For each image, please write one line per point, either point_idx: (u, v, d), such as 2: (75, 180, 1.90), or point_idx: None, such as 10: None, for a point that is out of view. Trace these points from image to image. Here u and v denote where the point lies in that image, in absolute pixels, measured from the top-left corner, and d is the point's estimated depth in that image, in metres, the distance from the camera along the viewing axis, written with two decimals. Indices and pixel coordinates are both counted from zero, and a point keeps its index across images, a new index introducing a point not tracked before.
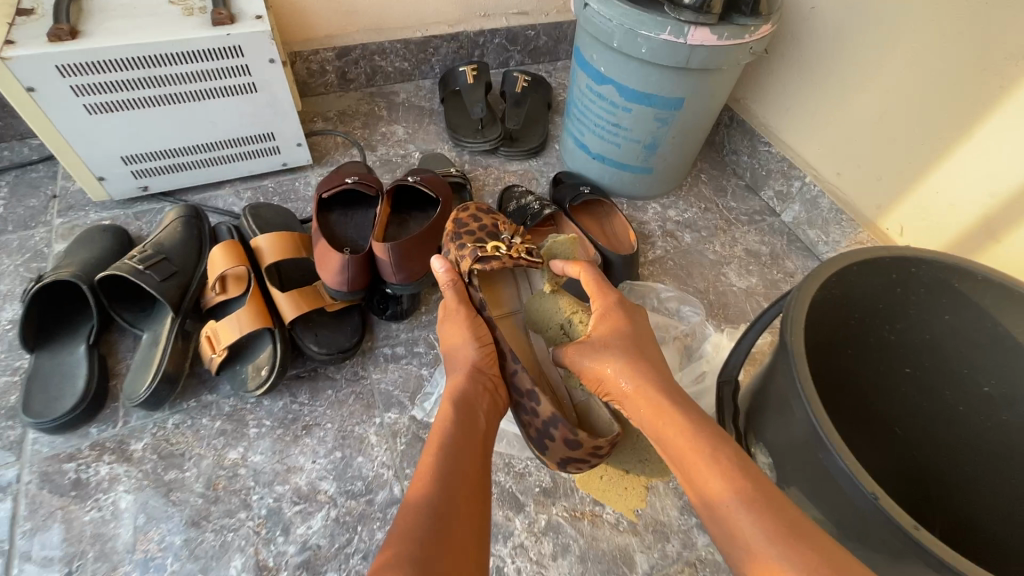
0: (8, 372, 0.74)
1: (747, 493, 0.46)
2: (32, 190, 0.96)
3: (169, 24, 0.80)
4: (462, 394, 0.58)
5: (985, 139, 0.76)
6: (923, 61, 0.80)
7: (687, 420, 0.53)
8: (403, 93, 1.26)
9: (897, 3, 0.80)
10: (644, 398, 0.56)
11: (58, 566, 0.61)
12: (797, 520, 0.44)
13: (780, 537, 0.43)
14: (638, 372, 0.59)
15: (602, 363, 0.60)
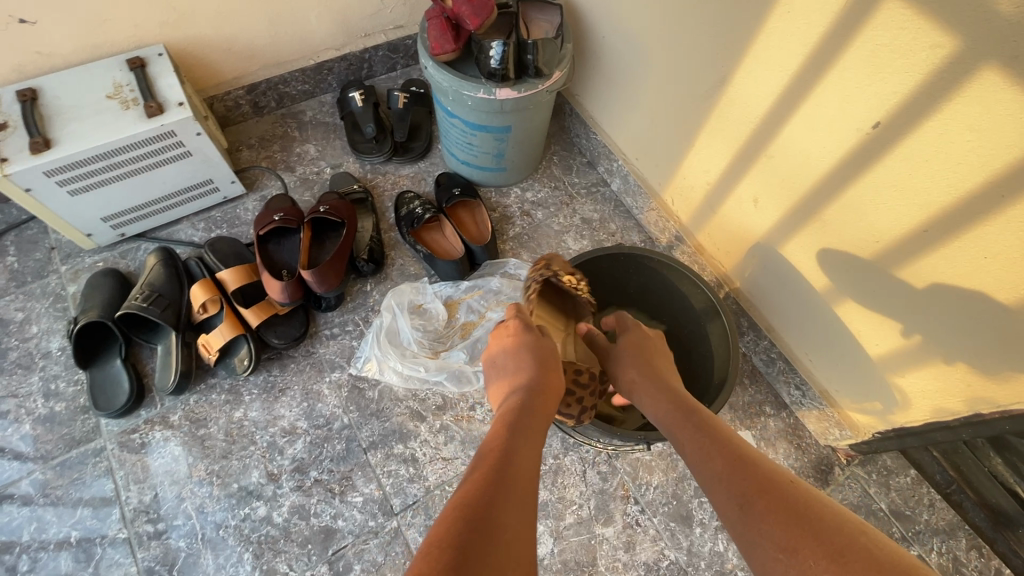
0: (72, 383, 1.11)
1: (711, 449, 0.66)
2: (33, 245, 1.25)
3: (114, 121, 1.07)
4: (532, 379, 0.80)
5: (698, 147, 1.13)
6: (663, 90, 1.14)
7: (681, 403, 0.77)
8: (309, 110, 1.52)
9: (643, 46, 1.12)
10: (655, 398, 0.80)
11: (149, 491, 1.04)
12: (748, 464, 0.62)
13: (733, 476, 0.61)
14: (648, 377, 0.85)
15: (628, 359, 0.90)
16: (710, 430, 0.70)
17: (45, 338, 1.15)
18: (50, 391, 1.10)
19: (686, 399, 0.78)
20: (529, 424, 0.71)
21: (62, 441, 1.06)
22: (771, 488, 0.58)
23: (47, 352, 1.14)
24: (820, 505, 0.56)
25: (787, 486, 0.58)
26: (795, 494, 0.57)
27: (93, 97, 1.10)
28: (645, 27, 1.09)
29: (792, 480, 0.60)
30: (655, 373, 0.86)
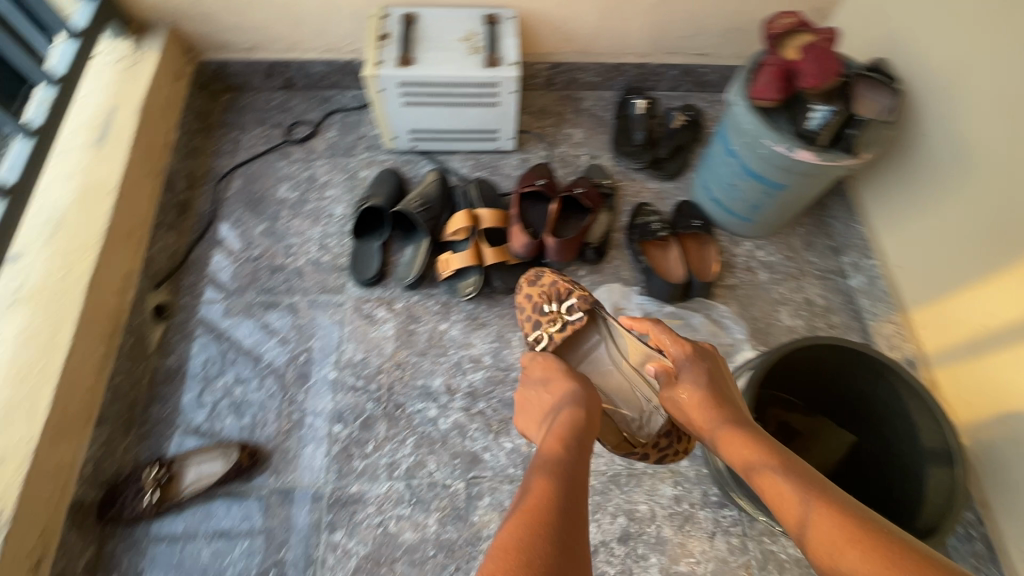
0: (339, 244, 1.37)
1: (821, 512, 0.64)
2: (350, 129, 1.55)
3: (459, 61, 1.28)
4: (581, 425, 0.85)
5: (990, 287, 1.03)
6: (980, 216, 1.05)
7: (754, 445, 0.76)
8: (588, 100, 1.64)
9: (978, 164, 1.05)
10: (718, 431, 0.82)
11: (359, 351, 1.24)
12: (847, 516, 0.63)
13: (858, 548, 0.60)
14: (693, 394, 0.87)
15: (689, 400, 0.87)
16: (789, 470, 0.71)
17: (334, 203, 1.43)
18: (323, 243, 1.37)
19: (740, 427, 0.80)
20: (581, 461, 0.79)
21: (317, 283, 1.32)
22: (882, 546, 0.59)
23: (332, 213, 1.42)
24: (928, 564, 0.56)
25: (879, 542, 0.59)
26: (904, 554, 0.58)
27: (451, 37, 1.32)
28: (995, 145, 1.01)
29: (869, 528, 0.61)
30: (704, 401, 0.86)
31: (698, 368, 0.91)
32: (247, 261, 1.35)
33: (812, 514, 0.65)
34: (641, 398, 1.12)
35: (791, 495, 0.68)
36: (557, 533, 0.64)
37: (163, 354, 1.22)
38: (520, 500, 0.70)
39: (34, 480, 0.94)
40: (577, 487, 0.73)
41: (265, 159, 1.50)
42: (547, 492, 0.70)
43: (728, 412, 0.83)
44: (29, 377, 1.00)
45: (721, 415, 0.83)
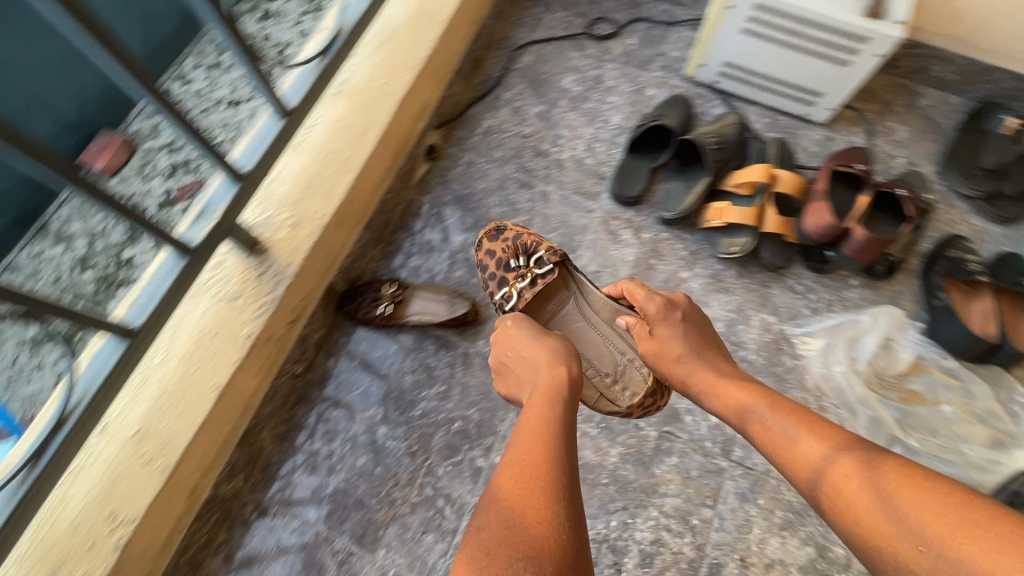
0: (606, 153, 1.31)
1: (816, 438, 0.69)
2: (652, 43, 1.44)
3: (836, 1, 1.09)
4: (552, 389, 0.84)
5: None
6: None
7: (764, 407, 0.76)
8: (929, 97, 1.37)
9: None
10: (722, 394, 0.82)
11: (594, 263, 1.20)
12: (843, 456, 0.65)
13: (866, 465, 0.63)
14: (663, 341, 0.90)
15: (672, 331, 0.91)
16: (791, 421, 0.73)
17: (613, 110, 1.36)
18: (590, 146, 1.32)
19: (743, 389, 0.81)
20: (561, 409, 0.81)
21: (573, 182, 1.28)
22: (874, 480, 0.61)
23: (608, 120, 1.35)
24: (920, 487, 0.58)
25: (894, 468, 0.61)
26: (892, 477, 0.60)
27: None
28: None
29: (870, 474, 0.62)
30: (681, 361, 0.88)
31: (673, 324, 0.92)
32: (515, 135, 1.33)
33: (827, 462, 0.66)
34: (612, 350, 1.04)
35: (805, 456, 0.69)
36: (550, 507, 0.67)
37: (420, 191, 1.26)
38: (499, 475, 0.72)
39: (314, 252, 1.02)
40: (564, 451, 0.75)
41: (560, 44, 1.45)
42: (530, 456, 0.72)
43: (720, 369, 0.86)
44: (335, 162, 1.06)
45: (709, 376, 0.85)
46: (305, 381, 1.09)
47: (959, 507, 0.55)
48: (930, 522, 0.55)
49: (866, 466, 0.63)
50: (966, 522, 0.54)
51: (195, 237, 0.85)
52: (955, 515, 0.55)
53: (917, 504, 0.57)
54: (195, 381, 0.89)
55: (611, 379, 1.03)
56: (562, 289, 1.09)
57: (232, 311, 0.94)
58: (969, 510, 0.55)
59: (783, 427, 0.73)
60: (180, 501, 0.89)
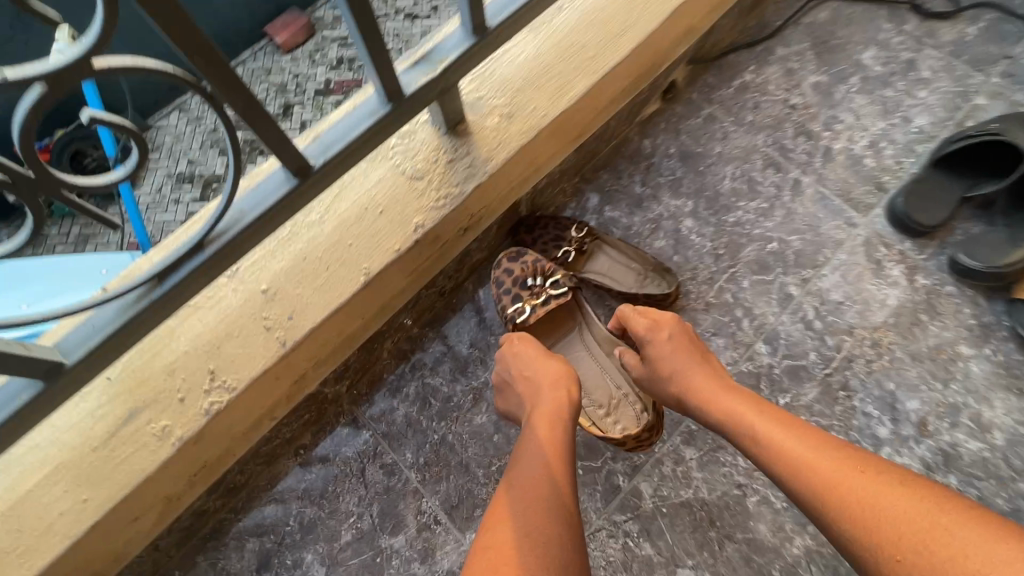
0: (894, 159, 0.98)
1: (803, 439, 0.57)
2: (1000, 39, 1.06)
3: None
4: (548, 420, 0.68)
5: None
6: None
7: (751, 407, 0.64)
8: None
9: None
10: (704, 395, 0.69)
11: (841, 290, 0.89)
12: (836, 458, 0.54)
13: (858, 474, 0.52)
14: (662, 351, 0.76)
15: (671, 341, 0.76)
16: (770, 419, 0.61)
17: (920, 109, 1.01)
18: (874, 144, 0.99)
19: (723, 387, 0.68)
20: (557, 428, 0.67)
21: (840, 180, 0.96)
22: (872, 483, 0.51)
23: (908, 119, 1.01)
24: (915, 490, 0.50)
25: (887, 470, 0.52)
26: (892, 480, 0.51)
27: None
28: None
29: (863, 476, 0.52)
30: (675, 372, 0.73)
31: (664, 342, 0.76)
32: (778, 101, 1.03)
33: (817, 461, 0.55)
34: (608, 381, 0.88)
35: (785, 452, 0.57)
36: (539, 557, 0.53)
37: (641, 133, 1.01)
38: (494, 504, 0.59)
39: (519, 156, 0.81)
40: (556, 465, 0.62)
41: (870, 8, 1.11)
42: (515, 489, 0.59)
43: (712, 371, 0.72)
44: (577, 58, 0.84)
45: (690, 371, 0.72)
46: (446, 302, 0.89)
47: (966, 518, 0.47)
48: (936, 540, 0.46)
49: (862, 467, 0.53)
50: (971, 533, 0.45)
51: (410, 84, 0.66)
52: (969, 529, 0.46)
53: (913, 513, 0.48)
54: (346, 257, 0.72)
55: (604, 410, 0.86)
56: (566, 316, 0.91)
57: (409, 191, 0.76)
58: (971, 520, 0.46)
59: (761, 424, 0.61)
60: (284, 387, 0.72)
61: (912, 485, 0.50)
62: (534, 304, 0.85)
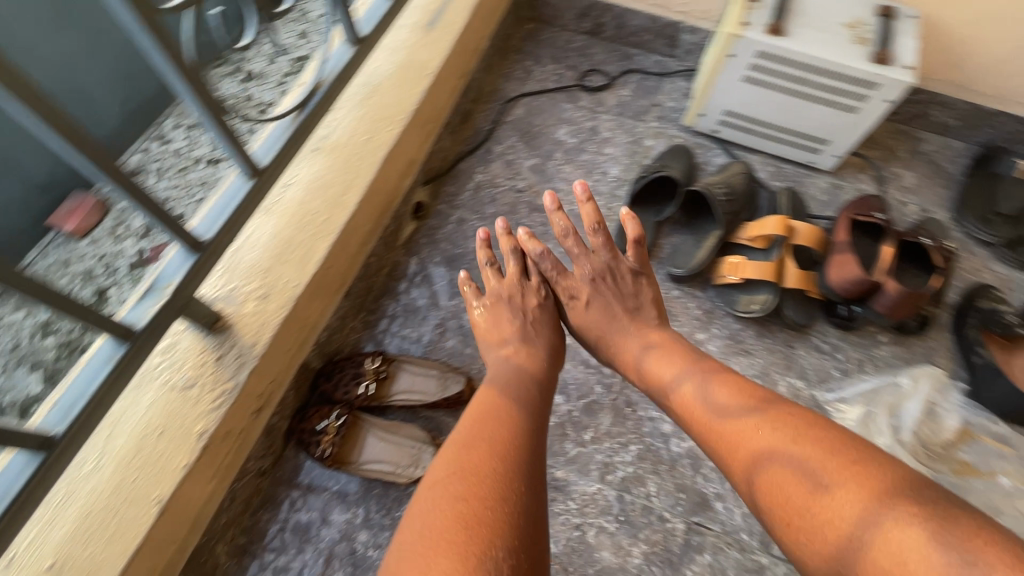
0: (606, 206, 1.23)
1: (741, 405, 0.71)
2: (646, 94, 1.41)
3: (840, 46, 1.07)
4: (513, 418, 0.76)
5: None
6: None
7: (714, 380, 0.77)
8: (929, 144, 1.35)
9: None
10: (672, 384, 0.81)
11: None
12: (757, 421, 0.68)
13: (776, 428, 0.65)
14: (610, 303, 0.94)
15: (608, 283, 0.95)
16: (725, 394, 0.74)
17: (611, 162, 1.29)
18: (589, 200, 1.24)
19: (652, 348, 0.87)
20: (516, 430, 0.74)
21: None
22: (771, 440, 0.65)
23: (606, 172, 1.28)
24: (817, 449, 0.62)
25: (794, 426, 0.66)
26: (793, 435, 0.64)
27: (832, 18, 1.11)
28: None
29: (770, 437, 0.66)
30: (612, 325, 0.93)
31: (608, 286, 0.95)
32: (508, 189, 1.25)
33: (755, 424, 0.68)
34: (406, 446, 0.93)
35: (725, 420, 0.71)
36: (478, 492, 0.63)
37: (407, 253, 1.15)
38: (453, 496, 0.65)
39: (286, 330, 0.88)
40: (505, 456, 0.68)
41: (553, 96, 1.40)
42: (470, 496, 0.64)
43: (663, 357, 0.85)
44: (313, 225, 0.95)
45: (623, 338, 0.91)
46: (271, 479, 0.92)
47: (846, 466, 0.59)
48: (816, 488, 0.59)
49: (770, 423, 0.67)
50: (846, 487, 0.57)
51: (139, 319, 0.71)
52: (847, 485, 0.57)
53: (812, 457, 0.61)
54: (133, 493, 0.73)
55: (415, 469, 0.91)
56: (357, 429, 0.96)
57: (185, 402, 0.79)
58: (854, 473, 0.58)
59: (714, 398, 0.74)
60: None
61: (814, 439, 0.63)
62: (326, 444, 0.91)
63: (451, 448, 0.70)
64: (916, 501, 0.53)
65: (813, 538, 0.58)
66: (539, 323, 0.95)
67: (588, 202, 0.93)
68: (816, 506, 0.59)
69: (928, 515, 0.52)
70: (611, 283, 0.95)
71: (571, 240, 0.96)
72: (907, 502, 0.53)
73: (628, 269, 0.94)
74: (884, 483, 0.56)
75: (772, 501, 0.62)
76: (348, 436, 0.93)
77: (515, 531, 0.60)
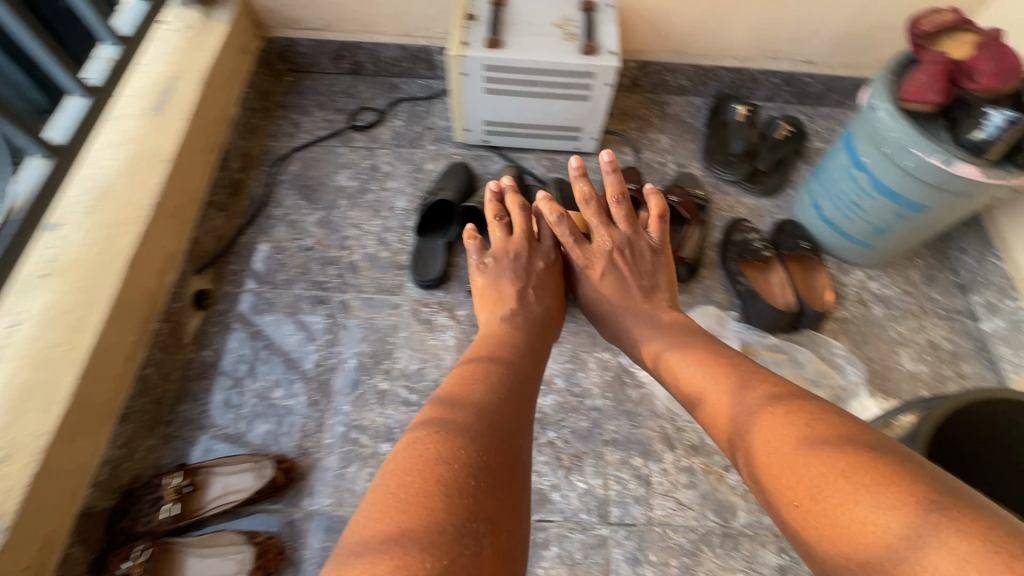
0: (399, 240, 1.24)
1: (766, 404, 0.71)
2: (418, 119, 1.44)
3: (553, 46, 1.16)
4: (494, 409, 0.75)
5: None
6: None
7: (733, 378, 0.79)
8: (675, 105, 1.50)
9: None
10: (690, 384, 0.83)
11: (415, 360, 1.10)
12: (781, 419, 0.68)
13: (803, 433, 0.65)
14: (622, 273, 1.04)
15: (619, 255, 1.06)
16: (743, 390, 0.76)
17: (396, 195, 1.31)
18: (382, 238, 1.25)
19: (660, 333, 0.95)
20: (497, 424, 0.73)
21: (373, 281, 1.19)
22: (803, 455, 0.63)
23: (393, 207, 1.29)
24: (834, 447, 0.62)
25: (801, 419, 0.67)
26: (805, 426, 0.65)
27: (543, 20, 1.20)
28: None
29: (778, 425, 0.67)
30: (622, 302, 1.02)
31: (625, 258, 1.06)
32: (297, 251, 1.22)
33: (769, 424, 0.68)
34: (227, 556, 0.88)
35: (741, 414, 0.73)
36: (457, 444, 0.66)
37: (198, 347, 1.09)
38: (429, 472, 0.63)
39: (41, 485, 0.79)
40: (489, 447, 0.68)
41: (327, 144, 1.39)
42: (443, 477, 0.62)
43: (676, 354, 0.88)
44: (50, 361, 0.85)
45: (635, 324, 1.00)
46: None
47: (856, 461, 0.57)
48: (821, 468, 0.59)
49: (795, 418, 0.67)
50: (860, 481, 0.56)
51: None
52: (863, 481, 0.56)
53: (830, 458, 0.60)
54: None
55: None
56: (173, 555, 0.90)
57: None
58: (868, 472, 0.56)
59: (735, 397, 0.76)
60: None
61: (830, 429, 0.64)
62: None
63: (446, 399, 0.75)
64: (914, 498, 0.53)
65: (812, 515, 0.58)
66: (539, 287, 1.05)
67: (612, 172, 1.07)
68: (821, 479, 0.59)
69: (940, 516, 0.51)
70: (628, 255, 1.07)
71: (591, 209, 1.08)
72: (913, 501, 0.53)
73: (647, 244, 1.06)
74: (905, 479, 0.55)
75: (770, 470, 0.65)
76: (159, 568, 0.86)
77: (494, 478, 0.65)
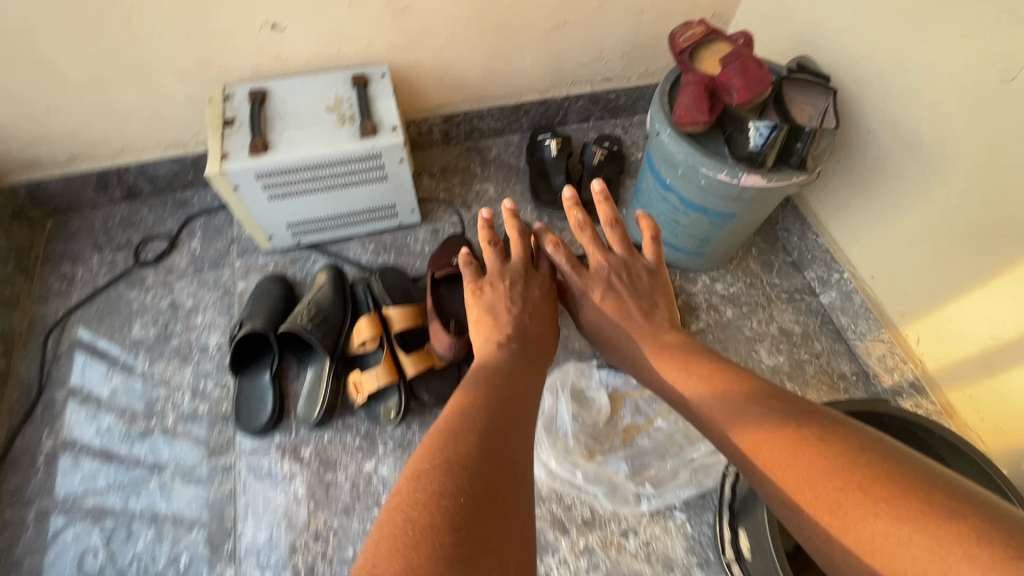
0: (218, 386, 1.08)
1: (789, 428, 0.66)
2: (217, 234, 1.27)
3: (328, 135, 1.05)
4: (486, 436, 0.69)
5: (963, 307, 0.93)
6: (942, 217, 0.94)
7: (751, 395, 0.73)
8: (495, 148, 1.45)
9: (928, 161, 0.94)
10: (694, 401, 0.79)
11: (263, 528, 0.95)
12: (798, 447, 0.64)
13: (822, 460, 0.61)
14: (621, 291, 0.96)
15: (610, 271, 0.97)
16: (750, 407, 0.72)
17: (207, 331, 1.14)
18: (197, 389, 1.07)
19: (666, 352, 0.87)
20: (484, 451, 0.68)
21: (196, 445, 1.02)
22: (812, 480, 0.61)
23: (206, 347, 1.12)
24: (840, 475, 0.59)
25: (817, 447, 0.62)
26: (815, 444, 0.63)
27: (314, 107, 1.09)
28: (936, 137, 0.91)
29: (794, 455, 0.63)
30: (623, 322, 0.94)
31: (614, 273, 0.98)
32: (95, 437, 1.03)
33: (794, 467, 0.63)
34: None
35: (753, 431, 0.69)
36: (474, 478, 0.63)
37: None
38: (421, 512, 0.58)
39: None
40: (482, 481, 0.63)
41: (112, 292, 1.19)
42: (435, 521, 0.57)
43: (679, 369, 0.83)
44: None
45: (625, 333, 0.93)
46: None
47: (876, 483, 0.56)
48: (838, 488, 0.58)
49: (805, 443, 0.64)
50: (878, 502, 0.55)
51: None
52: (893, 504, 0.54)
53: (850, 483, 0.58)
54: None
55: None
56: None
57: None
58: (888, 494, 0.55)
59: (742, 415, 0.71)
60: None
61: (835, 448, 0.62)
62: None
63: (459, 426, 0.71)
64: (939, 519, 0.51)
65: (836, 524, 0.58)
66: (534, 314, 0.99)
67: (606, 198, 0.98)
68: (829, 493, 0.59)
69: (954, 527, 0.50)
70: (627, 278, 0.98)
71: (588, 235, 0.99)
72: (936, 519, 0.51)
73: (644, 267, 0.98)
74: (928, 498, 0.53)
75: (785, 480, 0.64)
76: None
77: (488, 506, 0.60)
